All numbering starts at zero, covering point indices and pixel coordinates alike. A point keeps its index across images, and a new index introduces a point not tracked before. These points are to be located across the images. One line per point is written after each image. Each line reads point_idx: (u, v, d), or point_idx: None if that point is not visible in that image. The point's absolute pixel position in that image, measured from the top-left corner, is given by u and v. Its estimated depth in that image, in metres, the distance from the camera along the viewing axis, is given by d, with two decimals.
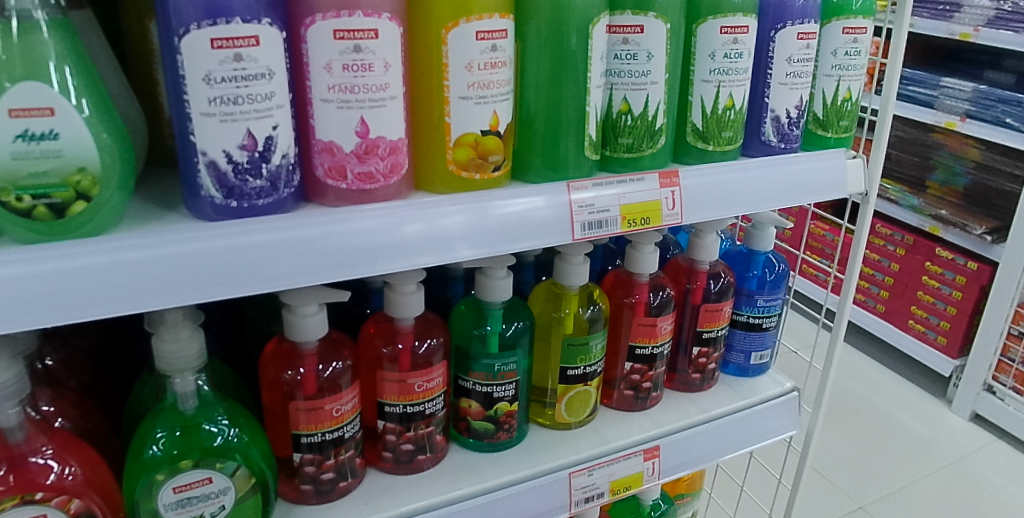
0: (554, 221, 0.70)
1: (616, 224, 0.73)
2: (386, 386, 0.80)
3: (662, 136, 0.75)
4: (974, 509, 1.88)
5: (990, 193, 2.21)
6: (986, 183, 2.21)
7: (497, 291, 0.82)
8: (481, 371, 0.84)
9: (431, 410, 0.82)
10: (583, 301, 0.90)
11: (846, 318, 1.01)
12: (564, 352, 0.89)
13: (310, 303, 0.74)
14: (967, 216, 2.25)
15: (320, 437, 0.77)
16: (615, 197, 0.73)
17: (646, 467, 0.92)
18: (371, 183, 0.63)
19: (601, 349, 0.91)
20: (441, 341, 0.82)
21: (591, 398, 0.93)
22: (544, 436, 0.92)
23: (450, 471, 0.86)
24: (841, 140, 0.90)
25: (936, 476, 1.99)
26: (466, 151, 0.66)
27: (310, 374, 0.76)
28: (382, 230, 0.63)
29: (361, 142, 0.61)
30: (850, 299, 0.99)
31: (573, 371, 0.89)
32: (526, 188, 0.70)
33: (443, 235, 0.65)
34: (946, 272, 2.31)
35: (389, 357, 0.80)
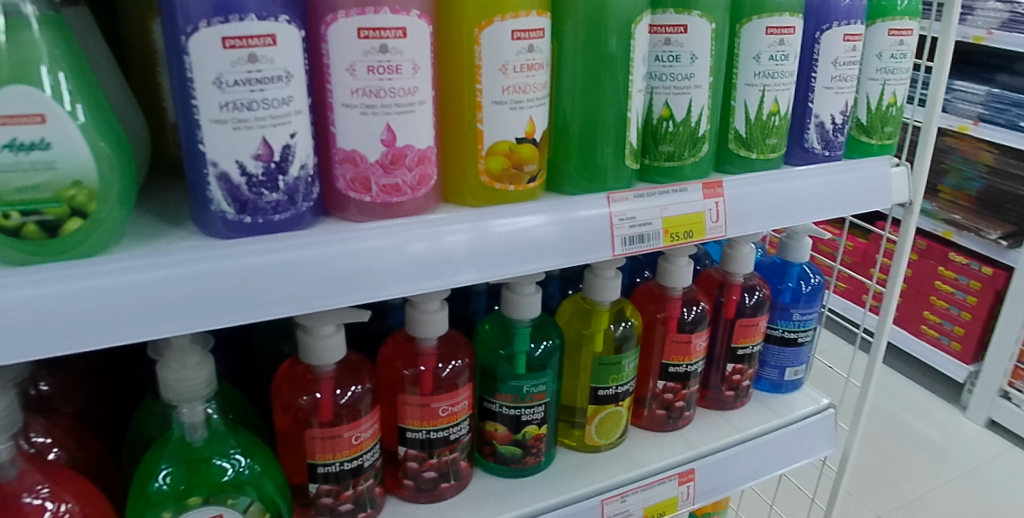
0: (592, 236, 0.65)
1: (658, 238, 0.68)
2: (407, 410, 0.75)
3: (705, 143, 0.70)
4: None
5: (1004, 197, 2.15)
6: (999, 187, 2.16)
7: (526, 307, 0.78)
8: (508, 393, 0.78)
9: (455, 436, 0.77)
10: (614, 318, 0.85)
11: (886, 336, 0.96)
12: (595, 372, 0.84)
13: (327, 324, 0.70)
14: (981, 221, 2.19)
15: (339, 467, 0.72)
16: (657, 209, 0.68)
17: (680, 492, 0.86)
18: (398, 195, 0.58)
19: (633, 368, 0.86)
20: (466, 362, 0.77)
21: (624, 419, 0.88)
22: (571, 459, 0.87)
23: (473, 499, 0.80)
24: (885, 147, 0.85)
25: (954, 484, 1.94)
26: (499, 161, 0.60)
27: (326, 400, 0.71)
28: (411, 247, 0.58)
29: (387, 151, 0.56)
30: (890, 319, 0.95)
31: (604, 392, 0.85)
32: (561, 200, 0.65)
33: (450, 254, 0.59)
34: (959, 278, 2.26)
35: (410, 380, 0.75)
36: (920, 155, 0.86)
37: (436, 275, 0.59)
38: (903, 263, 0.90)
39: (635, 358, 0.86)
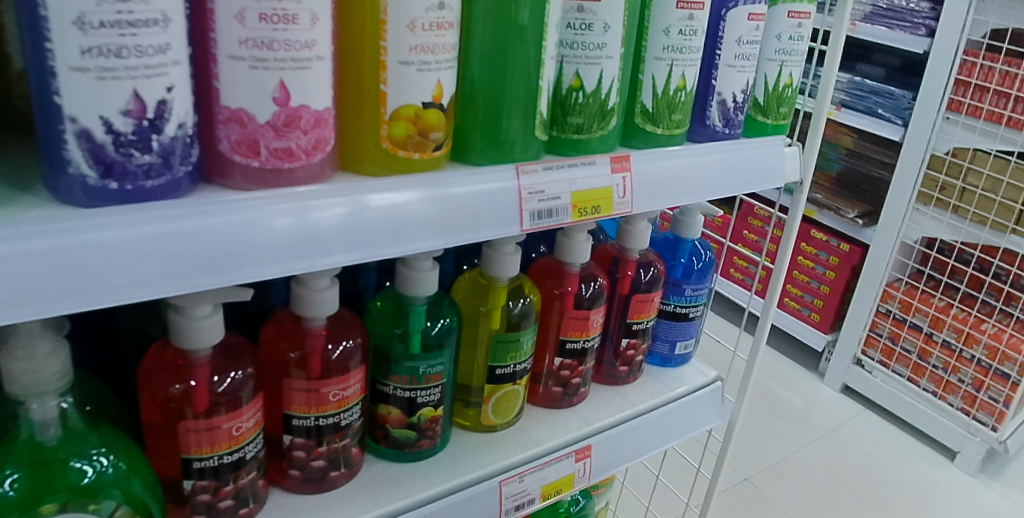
0: (499, 212, 0.62)
1: (565, 213, 0.66)
2: (293, 396, 0.70)
3: (614, 117, 0.69)
4: (846, 475, 1.97)
5: (861, 179, 2.31)
6: (856, 169, 2.31)
7: (422, 284, 0.74)
8: (403, 375, 0.75)
9: (347, 422, 0.72)
10: (513, 294, 0.82)
11: (768, 324, 0.99)
12: (492, 350, 0.82)
13: (202, 305, 0.63)
14: (839, 200, 2.34)
15: (218, 460, 0.66)
16: (566, 182, 0.65)
17: (578, 469, 0.86)
18: (291, 161, 0.52)
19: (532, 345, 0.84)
20: (359, 342, 0.72)
21: (521, 397, 0.86)
22: (467, 440, 0.84)
23: (365, 487, 0.76)
24: (778, 127, 0.86)
25: (812, 446, 2.08)
26: (403, 127, 0.55)
27: (204, 388, 0.64)
28: (313, 218, 0.53)
29: (280, 110, 0.50)
30: (775, 303, 0.98)
31: (500, 370, 0.82)
32: (467, 172, 0.61)
33: (324, 232, 0.54)
34: (820, 253, 2.41)
35: (297, 363, 0.69)
36: (811, 137, 0.88)
37: (331, 251, 0.54)
38: (791, 241, 0.94)
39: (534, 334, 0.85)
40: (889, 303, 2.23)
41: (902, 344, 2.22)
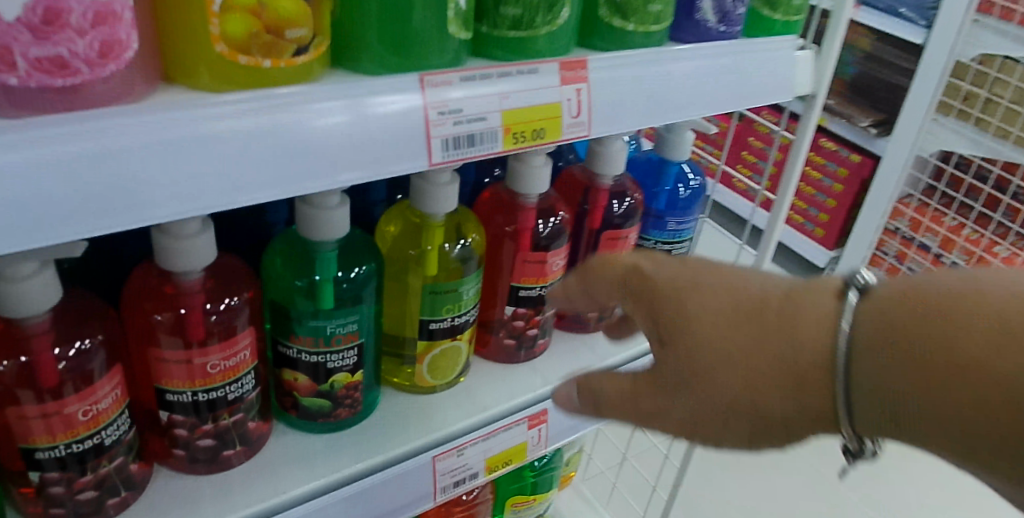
0: (400, 140, 0.45)
1: (495, 140, 0.50)
2: (164, 368, 0.55)
3: (566, 7, 0.51)
4: None
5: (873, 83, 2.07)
6: (872, 73, 2.07)
7: (330, 227, 0.59)
8: (306, 336, 0.60)
9: (237, 395, 0.59)
10: (451, 234, 0.67)
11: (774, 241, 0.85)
12: (424, 302, 0.67)
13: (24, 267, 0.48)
14: (851, 107, 2.13)
15: (65, 450, 0.52)
16: (494, 97, 0.49)
17: (531, 436, 0.74)
18: (64, 75, 0.35)
19: (476, 294, 0.70)
20: (246, 297, 0.58)
21: (464, 354, 0.73)
22: (398, 403, 0.72)
23: (271, 465, 0.64)
24: (789, 24, 0.68)
25: None
26: (243, 20, 0.38)
27: (46, 363, 0.50)
28: (143, 151, 0.38)
29: (34, 1, 0.32)
30: (782, 220, 0.84)
31: (436, 325, 0.68)
32: (352, 84, 0.44)
33: (148, 173, 0.38)
34: (828, 164, 2.22)
35: (165, 328, 0.55)
36: (828, 40, 0.70)
37: (183, 195, 0.39)
38: (798, 166, 0.79)
39: (480, 280, 0.70)
40: (899, 220, 2.08)
41: (908, 264, 2.10)
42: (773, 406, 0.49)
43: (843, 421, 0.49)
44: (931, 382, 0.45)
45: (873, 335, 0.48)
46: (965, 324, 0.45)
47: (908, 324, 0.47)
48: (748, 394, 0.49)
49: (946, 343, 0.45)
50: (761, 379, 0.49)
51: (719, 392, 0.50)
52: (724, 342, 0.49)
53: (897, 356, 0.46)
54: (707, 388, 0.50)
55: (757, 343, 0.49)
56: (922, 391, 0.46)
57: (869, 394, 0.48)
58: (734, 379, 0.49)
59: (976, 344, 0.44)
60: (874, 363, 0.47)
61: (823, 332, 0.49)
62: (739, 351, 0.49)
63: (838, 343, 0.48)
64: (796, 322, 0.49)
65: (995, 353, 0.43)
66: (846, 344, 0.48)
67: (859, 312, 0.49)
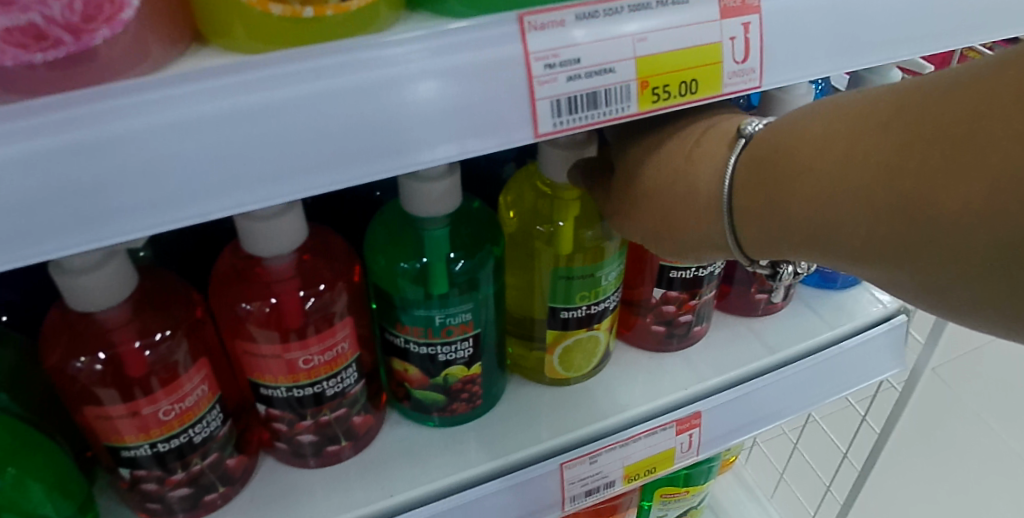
0: (494, 105, 0.35)
1: (627, 99, 0.37)
2: (256, 362, 0.50)
3: None
4: None
5: None
6: None
7: (430, 200, 0.49)
8: (413, 326, 0.52)
9: (337, 390, 0.52)
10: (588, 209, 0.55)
11: None
12: (553, 287, 0.57)
13: (101, 274, 0.44)
14: None
15: (151, 449, 0.48)
16: (627, 42, 0.36)
17: (679, 442, 0.63)
18: (43, 49, 0.28)
19: (616, 279, 0.58)
20: (344, 282, 0.51)
21: (602, 344, 0.62)
22: (525, 395, 0.62)
23: (382, 461, 0.57)
24: None
25: None
26: None
27: (128, 358, 0.46)
28: (161, 134, 0.30)
29: None
30: None
31: (567, 313, 0.57)
32: (427, 29, 0.33)
33: (170, 164, 0.31)
34: None
35: (256, 320, 0.49)
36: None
37: (216, 185, 0.31)
38: None
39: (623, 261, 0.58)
40: None
41: None
42: (687, 237, 0.47)
43: (733, 248, 0.46)
44: (784, 207, 0.41)
45: (747, 166, 0.43)
46: (814, 131, 0.40)
47: (770, 144, 0.42)
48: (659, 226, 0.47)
49: (800, 156, 0.40)
50: (669, 216, 0.46)
51: (639, 217, 0.49)
52: (649, 173, 0.47)
53: (761, 180, 0.42)
54: (627, 210, 0.49)
55: (662, 178, 0.46)
56: (786, 210, 0.41)
57: (756, 225, 0.43)
58: (653, 217, 0.47)
59: (827, 152, 0.39)
60: (749, 191, 0.43)
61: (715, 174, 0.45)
62: (654, 197, 0.47)
63: (725, 183, 0.44)
64: (696, 166, 0.45)
65: (839, 155, 0.38)
66: (728, 178, 0.44)
67: (756, 145, 0.43)
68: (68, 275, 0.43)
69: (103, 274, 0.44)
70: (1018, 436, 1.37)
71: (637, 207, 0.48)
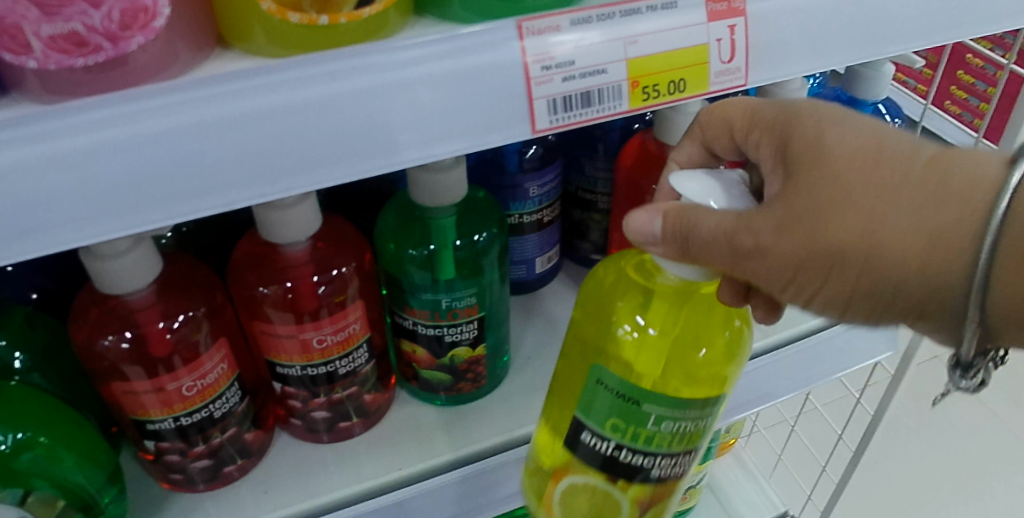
0: (496, 104, 0.37)
1: (620, 98, 0.40)
2: (273, 342, 0.53)
3: None
4: None
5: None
6: None
7: (440, 191, 0.52)
8: (421, 309, 0.55)
9: (349, 369, 0.55)
10: (698, 319, 0.49)
11: None
12: (594, 394, 0.48)
13: (130, 256, 0.46)
14: None
15: (174, 423, 0.51)
16: (618, 43, 0.39)
17: None
18: (84, 54, 0.31)
19: (669, 441, 0.48)
20: (356, 266, 0.54)
21: (600, 511, 0.52)
22: (528, 376, 0.65)
23: (390, 436, 0.60)
24: None
25: None
26: None
27: (152, 337, 0.49)
28: (190, 132, 0.33)
29: None
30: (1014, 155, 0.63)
31: (585, 440, 0.49)
32: (434, 33, 0.36)
33: (196, 159, 0.33)
34: None
35: (272, 302, 0.52)
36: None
37: (238, 177, 0.34)
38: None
39: (701, 421, 0.48)
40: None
41: None
42: (908, 289, 0.39)
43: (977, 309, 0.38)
44: None
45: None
46: None
47: None
48: (855, 252, 0.38)
49: None
50: (894, 235, 0.37)
51: (820, 240, 0.38)
52: (865, 179, 0.38)
53: None
54: (797, 227, 0.39)
55: (894, 185, 0.38)
56: None
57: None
58: (869, 238, 0.38)
59: None
60: None
61: (967, 196, 0.37)
62: (876, 211, 0.38)
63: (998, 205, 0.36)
64: (943, 184, 0.37)
65: None
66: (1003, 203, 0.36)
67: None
68: (104, 265, 0.46)
69: (132, 258, 0.47)
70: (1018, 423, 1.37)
71: (848, 228, 0.38)
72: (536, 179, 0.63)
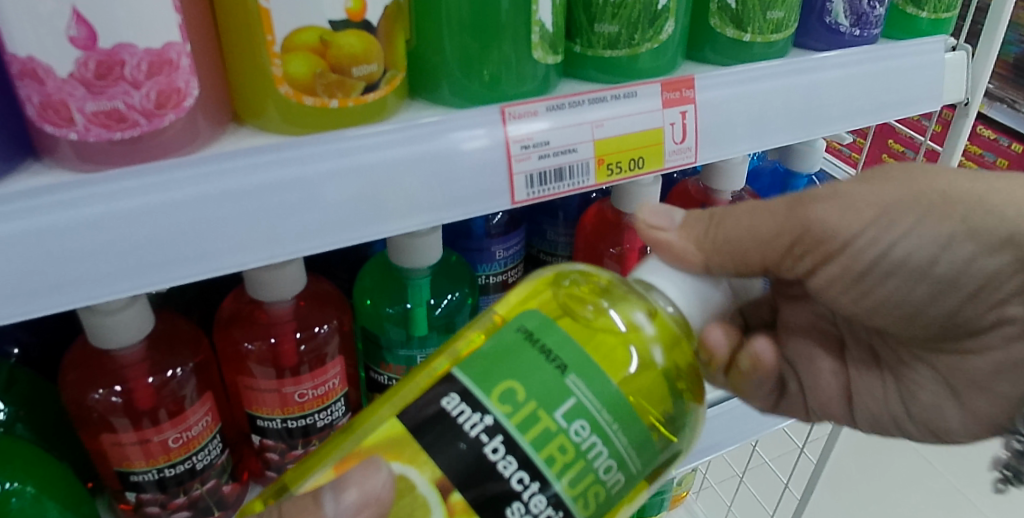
0: (480, 178, 0.42)
1: (587, 173, 0.45)
2: (256, 395, 0.55)
3: (671, 20, 0.47)
4: None
5: None
6: None
7: (418, 253, 0.56)
8: (397, 365, 0.58)
9: (327, 422, 0.57)
10: (669, 370, 0.41)
11: None
12: (501, 341, 0.38)
13: (127, 313, 0.49)
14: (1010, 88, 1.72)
15: (157, 475, 0.52)
16: (586, 126, 0.45)
17: None
18: (122, 128, 0.34)
19: (565, 467, 0.36)
20: (336, 324, 0.57)
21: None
22: None
23: None
24: (937, 22, 0.60)
25: None
26: (308, 60, 0.37)
27: (140, 392, 0.51)
28: (210, 201, 0.37)
29: (86, 57, 0.32)
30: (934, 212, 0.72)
31: (445, 406, 0.37)
32: (427, 116, 0.41)
33: (214, 223, 0.37)
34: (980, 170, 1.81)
35: (256, 357, 0.55)
36: (980, 49, 0.66)
37: (249, 241, 0.38)
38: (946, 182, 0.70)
39: (612, 478, 0.38)
40: None
41: None
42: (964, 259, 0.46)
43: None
44: None
45: None
46: None
47: None
48: (954, 194, 0.46)
49: None
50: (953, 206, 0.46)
51: (920, 185, 0.47)
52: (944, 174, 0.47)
53: None
54: (886, 180, 0.47)
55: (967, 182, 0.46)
56: None
57: None
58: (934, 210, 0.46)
59: None
60: None
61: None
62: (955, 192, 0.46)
63: None
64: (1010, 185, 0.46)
65: None
66: None
67: None
68: (103, 322, 0.49)
69: (129, 315, 0.49)
70: (951, 471, 1.42)
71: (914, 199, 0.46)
72: (502, 242, 0.68)
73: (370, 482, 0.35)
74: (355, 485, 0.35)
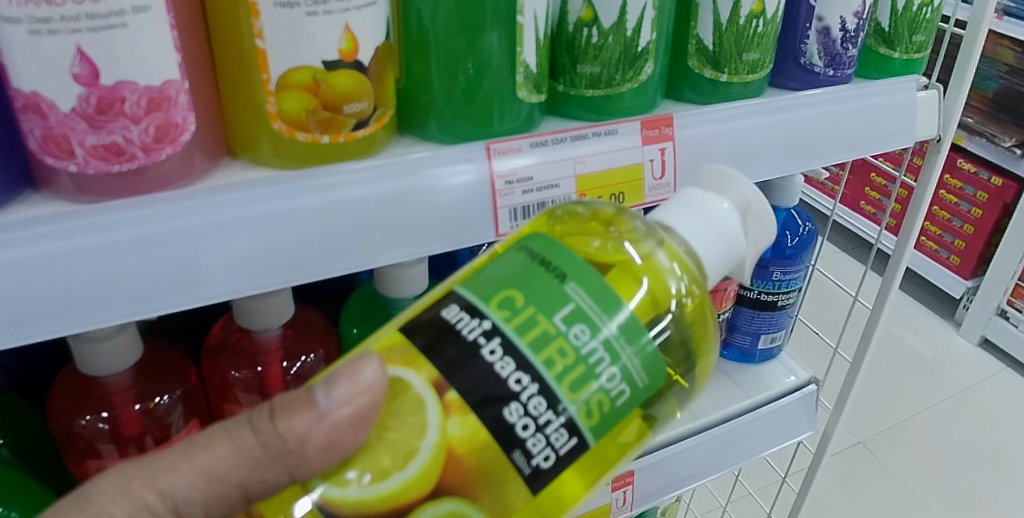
0: (465, 212, 0.44)
1: None
2: None
3: (651, 61, 0.49)
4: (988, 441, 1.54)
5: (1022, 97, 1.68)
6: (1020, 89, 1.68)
7: (404, 282, 0.57)
8: None
9: None
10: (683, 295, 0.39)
11: (901, 264, 0.76)
12: (505, 261, 0.38)
13: (123, 343, 0.50)
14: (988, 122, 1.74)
15: None
16: (567, 163, 0.47)
17: (614, 499, 0.67)
18: (120, 161, 0.36)
19: (565, 372, 0.36)
20: (323, 353, 0.58)
21: (381, 434, 0.36)
22: None
23: None
24: (909, 63, 0.62)
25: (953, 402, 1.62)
26: (300, 97, 0.38)
27: (126, 418, 0.52)
28: (203, 232, 0.38)
29: (88, 93, 0.34)
30: (911, 242, 0.74)
31: (445, 315, 0.36)
32: (414, 153, 0.43)
33: (207, 254, 0.38)
34: (960, 203, 1.84)
35: (243, 385, 0.56)
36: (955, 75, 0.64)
37: (239, 271, 0.39)
38: (921, 215, 0.71)
39: (616, 388, 0.37)
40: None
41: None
42: None
43: None
44: None
45: None
46: None
47: None
48: None
49: None
50: None
51: None
52: None
53: None
54: None
55: None
56: None
57: None
58: None
59: None
60: None
61: None
62: None
63: None
64: None
65: None
66: None
67: None
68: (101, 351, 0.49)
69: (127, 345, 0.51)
70: (931, 496, 1.42)
71: None
72: None
73: (359, 376, 0.35)
74: (346, 377, 0.35)
